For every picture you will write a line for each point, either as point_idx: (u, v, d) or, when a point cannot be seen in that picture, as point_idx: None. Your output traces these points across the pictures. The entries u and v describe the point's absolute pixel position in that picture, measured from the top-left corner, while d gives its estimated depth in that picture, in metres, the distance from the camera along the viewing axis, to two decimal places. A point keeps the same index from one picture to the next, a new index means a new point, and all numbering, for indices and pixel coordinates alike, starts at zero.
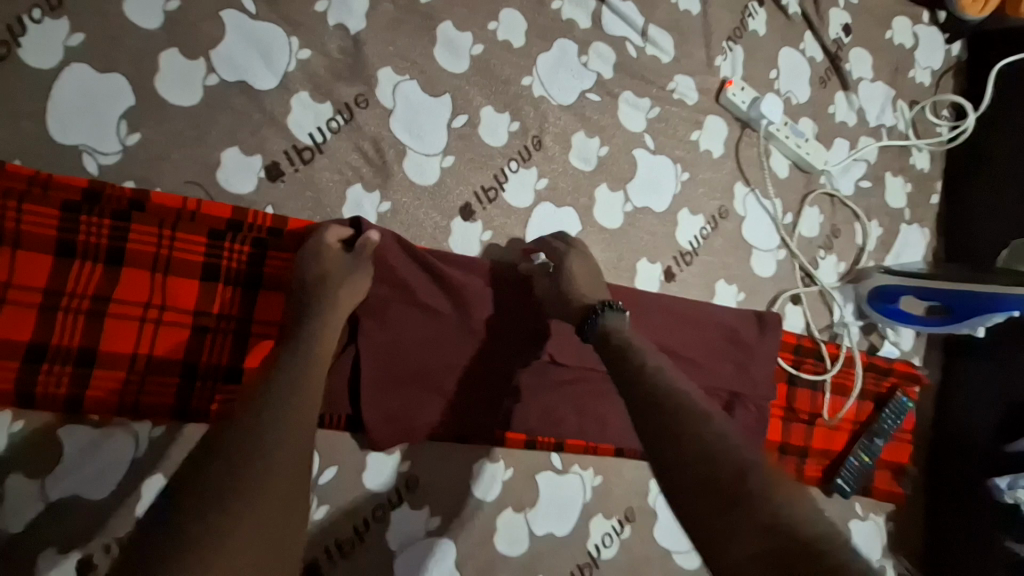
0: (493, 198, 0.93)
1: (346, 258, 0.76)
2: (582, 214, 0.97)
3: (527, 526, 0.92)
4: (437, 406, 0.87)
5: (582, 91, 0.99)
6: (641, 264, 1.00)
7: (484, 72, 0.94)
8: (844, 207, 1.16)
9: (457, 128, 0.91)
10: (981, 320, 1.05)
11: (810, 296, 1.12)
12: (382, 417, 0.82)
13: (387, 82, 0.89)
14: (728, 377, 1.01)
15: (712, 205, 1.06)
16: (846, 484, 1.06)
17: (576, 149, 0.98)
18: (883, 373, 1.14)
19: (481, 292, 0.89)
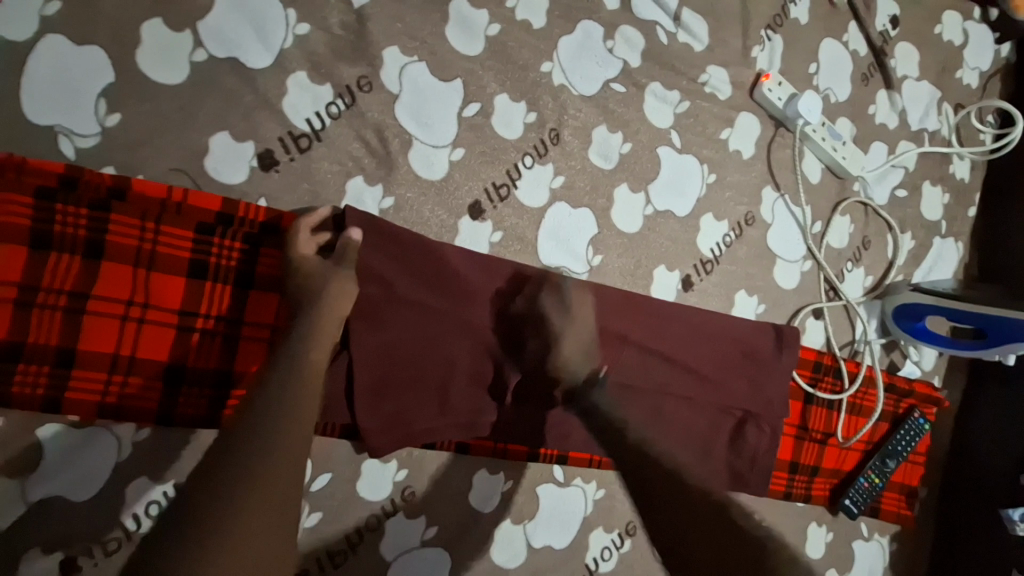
0: (504, 196, 0.86)
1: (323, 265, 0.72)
2: (599, 216, 0.91)
3: (526, 537, 0.89)
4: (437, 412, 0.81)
5: (606, 81, 0.91)
6: (659, 272, 0.94)
7: (500, 57, 0.85)
8: (877, 216, 1.09)
9: (468, 118, 0.84)
10: (1007, 350, 1.00)
11: (833, 310, 1.06)
12: (382, 424, 0.78)
13: (394, 63, 0.81)
14: (742, 395, 0.97)
15: (737, 211, 0.99)
16: (854, 505, 1.03)
17: (596, 144, 0.90)
18: (902, 393, 1.10)
19: (482, 288, 0.83)
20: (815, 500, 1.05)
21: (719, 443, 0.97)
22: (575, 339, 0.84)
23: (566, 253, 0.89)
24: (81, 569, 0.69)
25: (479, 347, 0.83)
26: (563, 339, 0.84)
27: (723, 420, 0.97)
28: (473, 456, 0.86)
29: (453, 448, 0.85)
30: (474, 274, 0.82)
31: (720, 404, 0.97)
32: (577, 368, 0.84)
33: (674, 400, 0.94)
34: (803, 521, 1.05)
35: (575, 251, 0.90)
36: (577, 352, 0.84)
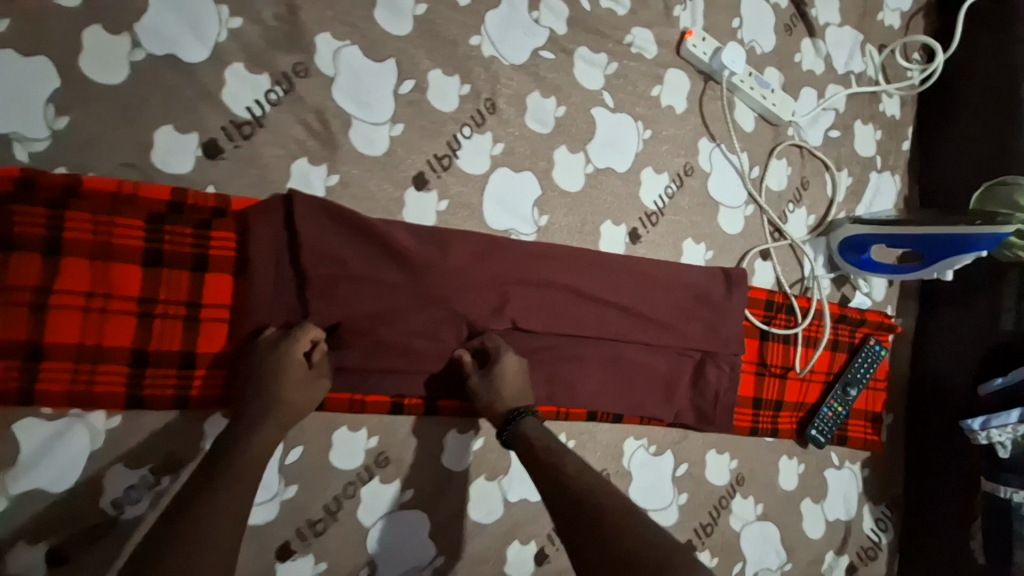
0: (447, 166, 0.89)
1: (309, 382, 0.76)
2: (541, 177, 0.95)
3: (502, 493, 0.92)
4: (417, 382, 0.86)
5: (535, 49, 0.95)
6: (605, 228, 0.99)
7: (430, 33, 0.90)
8: (813, 157, 1.14)
9: (405, 95, 0.88)
10: (952, 263, 1.04)
11: (780, 250, 1.11)
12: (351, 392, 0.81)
13: (328, 49, 0.85)
14: (699, 337, 1.02)
15: (677, 163, 1.04)
16: (820, 435, 1.08)
17: (531, 111, 0.94)
18: (856, 323, 1.14)
19: (433, 259, 0.86)
20: (782, 434, 1.09)
21: (682, 385, 1.03)
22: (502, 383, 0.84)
23: (513, 217, 0.93)
24: (69, 555, 0.72)
25: (440, 318, 0.86)
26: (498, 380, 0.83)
27: (684, 362, 1.03)
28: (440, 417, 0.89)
29: (420, 411, 0.88)
30: (430, 250, 0.86)
31: (679, 346, 1.02)
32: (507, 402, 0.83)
33: (628, 345, 0.99)
34: (774, 455, 1.10)
35: (522, 213, 0.93)
36: (514, 385, 0.84)
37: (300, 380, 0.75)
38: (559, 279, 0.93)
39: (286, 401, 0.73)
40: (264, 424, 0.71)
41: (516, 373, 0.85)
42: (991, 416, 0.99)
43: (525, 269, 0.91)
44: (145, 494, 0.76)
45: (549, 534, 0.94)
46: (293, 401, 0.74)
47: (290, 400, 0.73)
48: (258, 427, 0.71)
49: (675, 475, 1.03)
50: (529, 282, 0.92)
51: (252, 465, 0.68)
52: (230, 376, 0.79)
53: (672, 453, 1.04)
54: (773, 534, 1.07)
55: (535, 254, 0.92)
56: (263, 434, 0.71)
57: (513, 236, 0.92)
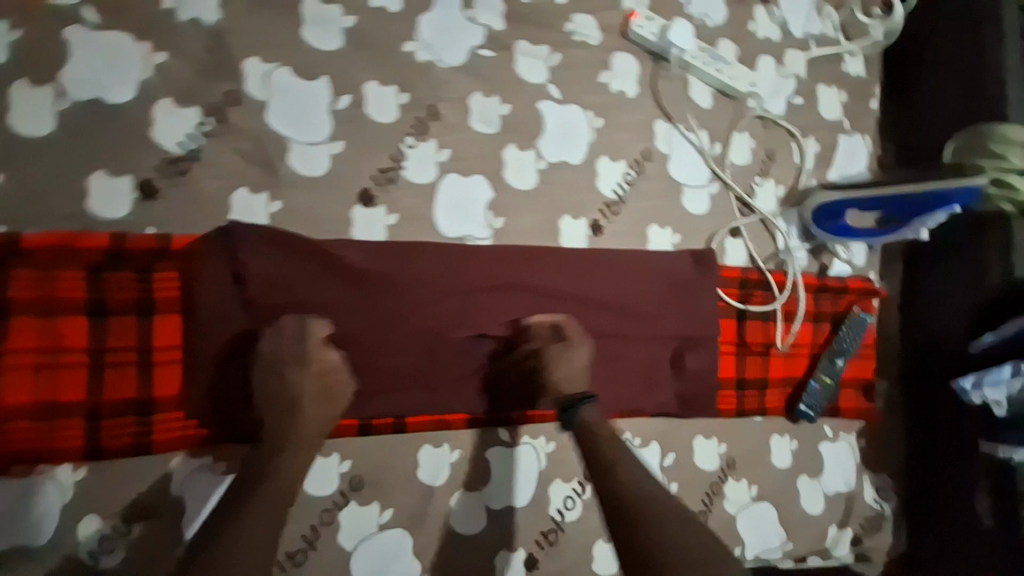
0: (392, 179, 0.87)
1: (321, 402, 0.74)
2: (492, 179, 0.92)
3: (484, 503, 0.91)
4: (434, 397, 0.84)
5: (473, 49, 0.92)
6: (564, 222, 0.96)
7: (363, 46, 0.87)
8: (777, 127, 1.10)
9: (342, 111, 0.86)
10: (923, 222, 1.03)
11: (751, 226, 1.07)
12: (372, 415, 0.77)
13: (258, 75, 0.83)
14: (673, 324, 1.00)
15: (634, 149, 1.01)
16: (810, 410, 1.06)
17: (475, 112, 0.91)
18: (837, 293, 1.10)
19: (387, 276, 0.85)
20: (771, 413, 1.07)
21: (665, 375, 1.00)
22: (568, 367, 0.85)
23: (467, 223, 0.91)
24: None
25: (402, 334, 0.85)
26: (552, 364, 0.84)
27: (661, 351, 1.01)
28: (413, 434, 0.88)
29: (390, 431, 0.86)
30: (389, 266, 0.85)
31: (654, 335, 1.00)
32: (573, 385, 0.84)
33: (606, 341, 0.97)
34: (765, 436, 1.07)
35: (475, 218, 0.91)
36: (581, 372, 0.85)
37: (313, 398, 0.74)
38: (526, 280, 0.92)
39: (302, 422, 0.72)
40: (290, 445, 0.69)
41: (583, 359, 0.86)
42: (983, 374, 0.95)
43: (484, 275, 0.90)
44: (120, 543, 0.75)
45: (536, 539, 0.93)
46: (309, 423, 0.72)
47: (304, 418, 0.72)
48: (283, 451, 0.69)
49: (663, 467, 1.01)
50: (494, 287, 0.90)
51: (289, 482, 0.66)
52: (192, 416, 0.78)
53: (658, 444, 1.01)
54: (771, 515, 1.05)
55: (494, 258, 0.91)
56: (289, 455, 0.68)
57: (468, 243, 0.90)
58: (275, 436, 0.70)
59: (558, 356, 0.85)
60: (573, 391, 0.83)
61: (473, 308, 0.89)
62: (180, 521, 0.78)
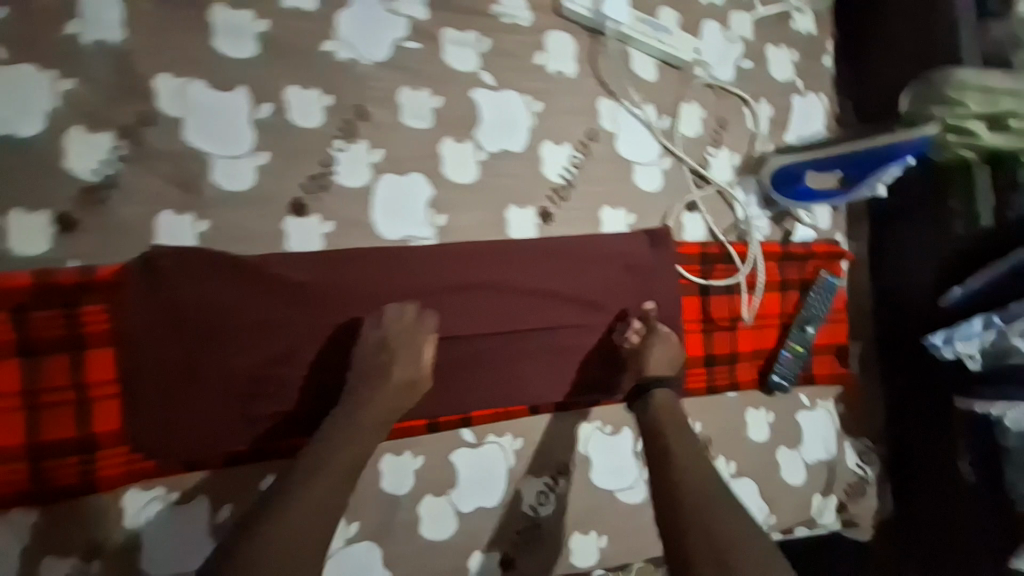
0: (325, 186, 0.84)
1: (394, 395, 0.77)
2: (430, 175, 0.89)
3: (453, 507, 0.89)
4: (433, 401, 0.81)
5: (396, 41, 0.88)
6: (510, 213, 0.93)
7: (280, 51, 0.84)
8: (727, 93, 1.06)
9: (264, 121, 0.83)
10: (878, 176, 1.01)
11: (707, 198, 1.04)
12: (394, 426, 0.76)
13: (171, 90, 0.80)
14: (633, 307, 0.98)
15: (578, 130, 0.97)
16: (782, 380, 1.04)
17: (405, 107, 0.88)
18: (803, 259, 1.08)
19: (327, 287, 0.83)
20: (743, 387, 1.05)
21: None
22: (658, 361, 0.90)
23: (407, 223, 0.88)
24: None
25: (349, 344, 0.84)
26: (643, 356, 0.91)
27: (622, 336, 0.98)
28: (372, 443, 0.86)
29: None
30: (325, 279, 0.84)
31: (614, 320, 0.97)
32: (656, 375, 0.89)
33: (568, 331, 0.95)
34: (740, 411, 1.05)
35: (416, 218, 0.88)
36: (664, 365, 0.90)
37: (396, 391, 0.77)
38: (474, 278, 0.90)
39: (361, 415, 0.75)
40: (335, 439, 0.72)
41: (664, 355, 0.91)
42: (953, 329, 0.92)
43: (429, 276, 0.88)
44: None
45: (511, 537, 0.92)
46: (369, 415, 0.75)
47: (371, 408, 0.75)
48: (328, 443, 0.71)
49: (636, 452, 1.00)
50: (441, 289, 0.88)
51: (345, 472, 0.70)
52: (140, 447, 0.77)
53: (628, 429, 1.00)
54: (753, 491, 1.03)
55: (436, 259, 0.89)
56: (336, 449, 0.71)
57: (411, 243, 0.88)
58: (341, 420, 0.74)
59: (649, 350, 0.91)
60: (654, 380, 0.89)
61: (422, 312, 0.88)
62: (143, 554, 0.77)
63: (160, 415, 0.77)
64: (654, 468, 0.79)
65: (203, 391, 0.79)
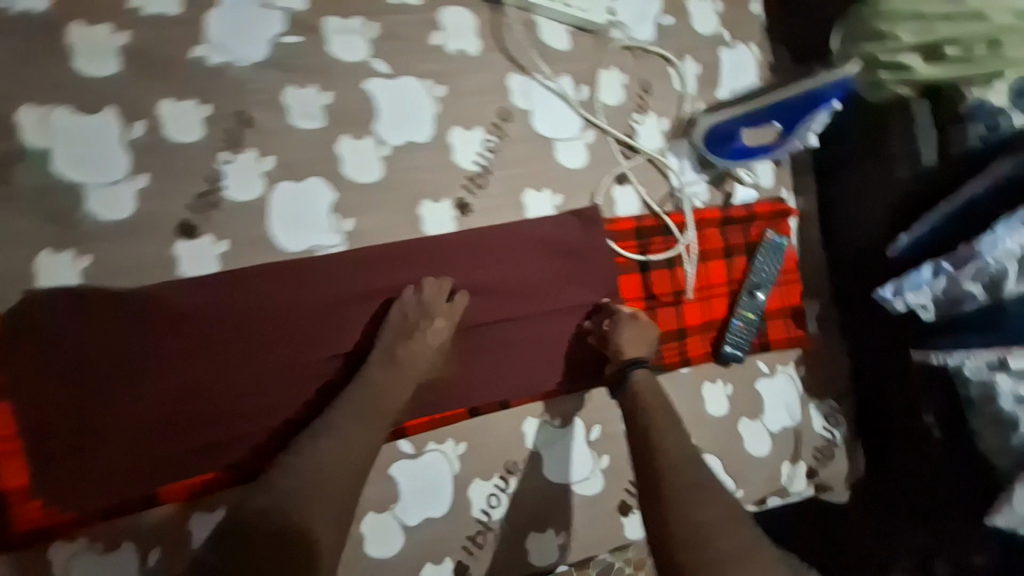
0: (215, 203, 0.79)
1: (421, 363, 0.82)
2: (330, 178, 0.83)
3: (398, 522, 0.86)
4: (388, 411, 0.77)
5: (274, 38, 0.82)
6: (424, 208, 0.87)
7: (147, 63, 0.78)
8: (648, 55, 1.00)
9: (139, 140, 0.77)
10: (808, 126, 0.97)
11: (638, 169, 0.99)
12: (340, 443, 0.71)
13: (31, 120, 0.73)
14: (568, 293, 0.93)
15: (489, 111, 0.91)
16: (736, 350, 1.00)
17: (293, 109, 0.82)
18: (746, 222, 1.02)
19: (234, 310, 0.79)
20: (696, 361, 1.00)
21: (573, 346, 0.95)
22: (632, 343, 0.87)
23: (311, 232, 0.82)
24: None
25: (268, 366, 0.80)
26: (616, 339, 0.87)
27: (561, 325, 0.94)
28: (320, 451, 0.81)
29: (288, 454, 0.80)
30: (230, 299, 0.79)
31: (550, 309, 0.93)
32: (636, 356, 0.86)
33: (505, 325, 0.91)
34: (696, 388, 1.00)
35: (319, 226, 0.82)
36: (642, 346, 0.88)
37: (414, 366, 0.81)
38: (397, 282, 0.86)
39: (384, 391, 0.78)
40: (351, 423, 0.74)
41: (639, 337, 0.88)
42: (902, 280, 0.85)
43: (342, 287, 0.83)
44: None
45: (464, 545, 0.89)
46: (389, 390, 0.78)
47: (394, 383, 0.79)
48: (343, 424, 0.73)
49: (589, 442, 0.96)
50: (359, 298, 0.84)
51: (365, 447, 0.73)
52: (53, 501, 0.73)
53: (579, 420, 0.96)
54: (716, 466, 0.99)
55: (349, 264, 0.83)
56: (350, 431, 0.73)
57: (319, 253, 0.83)
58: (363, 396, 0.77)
59: (619, 334, 0.88)
60: (635, 359, 0.86)
61: (343, 324, 0.84)
62: None
63: (68, 464, 0.73)
64: (635, 451, 0.77)
65: (110, 432, 0.75)
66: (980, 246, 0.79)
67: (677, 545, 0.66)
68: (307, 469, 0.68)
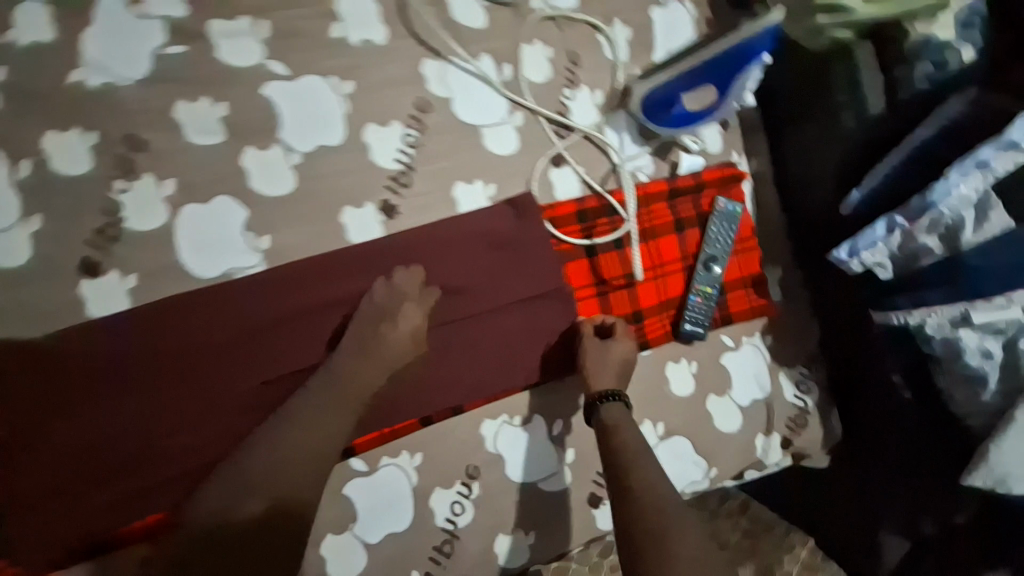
0: (117, 236, 0.74)
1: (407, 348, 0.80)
2: (238, 194, 0.78)
3: (359, 541, 0.82)
4: (342, 426, 0.75)
5: (157, 51, 0.77)
6: (347, 214, 0.82)
7: (21, 93, 0.72)
8: (572, 24, 0.94)
9: (24, 179, 0.71)
10: (742, 85, 0.95)
11: (575, 147, 0.93)
12: (295, 452, 0.71)
13: None
14: (513, 287, 0.88)
15: (405, 102, 0.85)
16: (697, 328, 0.95)
17: (189, 124, 0.77)
18: (696, 191, 0.97)
19: (154, 346, 0.74)
20: (657, 343, 0.96)
21: (528, 343, 0.89)
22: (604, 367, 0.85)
23: (225, 255, 0.77)
24: None
25: (198, 401, 0.75)
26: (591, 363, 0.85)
27: (510, 322, 0.89)
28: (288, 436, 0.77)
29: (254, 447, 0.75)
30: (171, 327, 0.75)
31: (497, 306, 0.88)
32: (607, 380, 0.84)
33: (450, 329, 0.87)
34: (660, 369, 0.96)
35: (234, 246, 0.77)
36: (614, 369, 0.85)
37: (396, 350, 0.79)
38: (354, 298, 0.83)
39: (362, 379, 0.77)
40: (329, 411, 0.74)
41: (613, 360, 0.85)
42: (856, 239, 0.81)
43: (265, 310, 0.77)
44: None
45: (431, 556, 0.85)
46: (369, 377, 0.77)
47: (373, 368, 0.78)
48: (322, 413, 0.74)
49: (552, 437, 0.93)
50: (289, 319, 0.79)
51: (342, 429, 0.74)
52: None
53: (540, 416, 0.92)
54: (686, 448, 0.96)
55: (303, 274, 0.79)
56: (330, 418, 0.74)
57: (238, 275, 0.77)
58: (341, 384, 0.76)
59: (598, 352, 0.86)
60: (604, 390, 0.83)
61: (273, 349, 0.78)
62: None
63: None
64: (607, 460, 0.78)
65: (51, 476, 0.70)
66: (933, 195, 0.77)
67: (643, 545, 0.67)
68: (278, 471, 0.70)
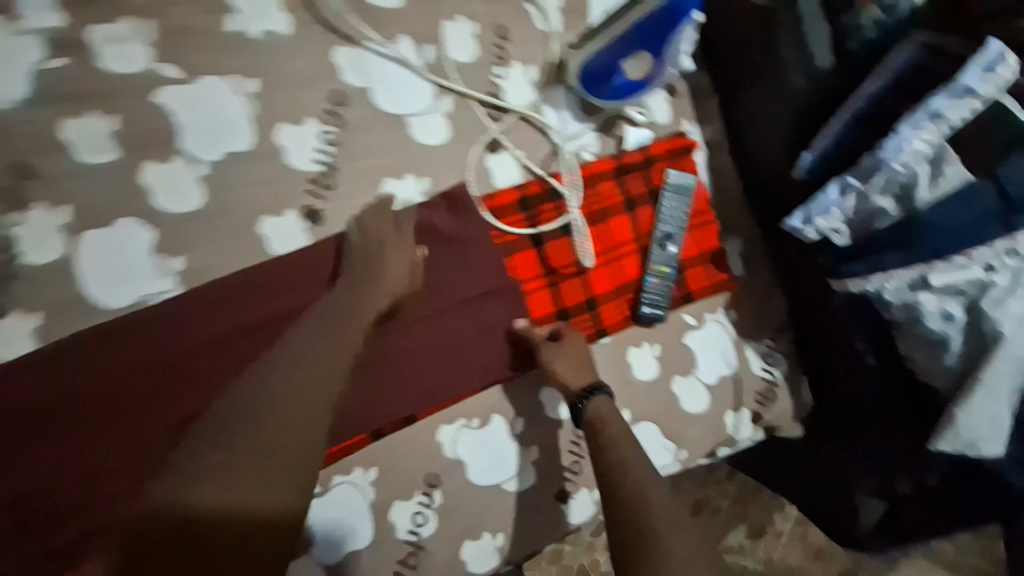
0: (7, 275, 0.67)
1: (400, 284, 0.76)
2: (141, 215, 0.71)
3: (318, 564, 0.80)
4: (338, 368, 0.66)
5: (38, 67, 0.69)
6: (267, 226, 0.76)
7: None
8: None
9: None
10: (678, 48, 0.88)
11: (512, 130, 0.87)
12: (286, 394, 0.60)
13: None
14: (458, 286, 0.84)
15: (319, 96, 0.78)
16: (656, 310, 0.91)
17: (78, 143, 0.69)
18: (645, 166, 0.92)
19: (62, 389, 0.67)
20: (615, 330, 0.92)
21: (478, 342, 0.86)
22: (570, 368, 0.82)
23: (135, 282, 0.71)
24: None
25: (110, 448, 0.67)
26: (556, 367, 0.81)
27: (458, 322, 0.85)
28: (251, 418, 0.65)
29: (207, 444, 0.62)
30: (125, 338, 0.70)
31: (443, 307, 0.84)
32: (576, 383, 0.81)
33: (394, 335, 0.82)
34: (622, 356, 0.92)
35: (144, 272, 0.71)
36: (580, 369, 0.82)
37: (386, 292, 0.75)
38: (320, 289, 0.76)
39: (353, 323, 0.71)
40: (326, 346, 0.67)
41: (572, 358, 0.83)
42: (809, 205, 0.77)
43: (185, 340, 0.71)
44: None
45: (396, 570, 0.83)
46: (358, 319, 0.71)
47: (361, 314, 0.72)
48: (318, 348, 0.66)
49: (513, 437, 0.89)
50: (211, 351, 0.72)
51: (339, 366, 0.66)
52: None
53: (499, 416, 0.89)
54: (654, 433, 0.92)
55: (224, 300, 0.73)
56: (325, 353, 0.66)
57: (151, 302, 0.71)
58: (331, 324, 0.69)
59: (554, 355, 0.82)
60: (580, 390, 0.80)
61: (192, 387, 0.70)
62: None
63: None
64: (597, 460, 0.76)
65: None
66: (884, 153, 0.73)
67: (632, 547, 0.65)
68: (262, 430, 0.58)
